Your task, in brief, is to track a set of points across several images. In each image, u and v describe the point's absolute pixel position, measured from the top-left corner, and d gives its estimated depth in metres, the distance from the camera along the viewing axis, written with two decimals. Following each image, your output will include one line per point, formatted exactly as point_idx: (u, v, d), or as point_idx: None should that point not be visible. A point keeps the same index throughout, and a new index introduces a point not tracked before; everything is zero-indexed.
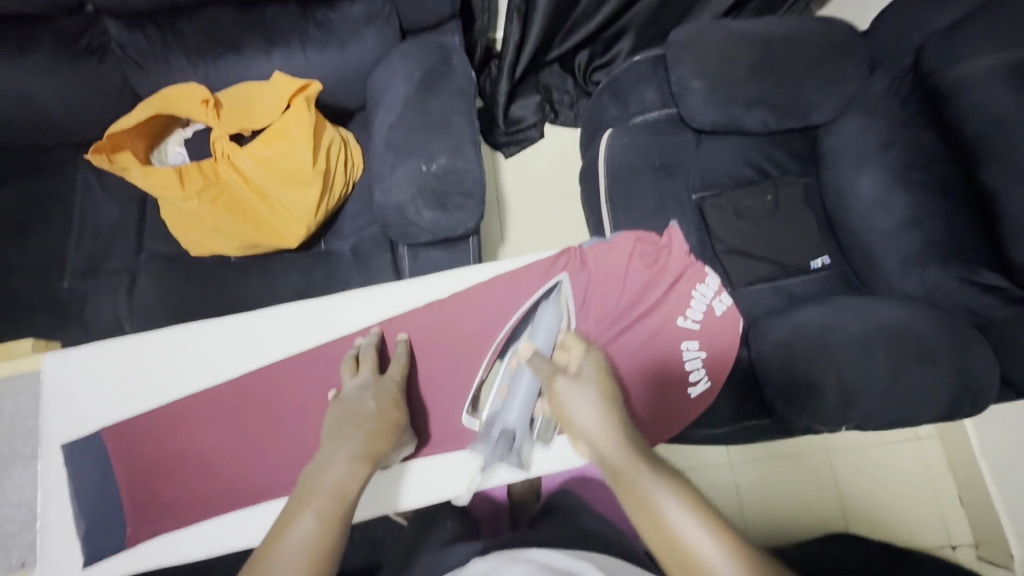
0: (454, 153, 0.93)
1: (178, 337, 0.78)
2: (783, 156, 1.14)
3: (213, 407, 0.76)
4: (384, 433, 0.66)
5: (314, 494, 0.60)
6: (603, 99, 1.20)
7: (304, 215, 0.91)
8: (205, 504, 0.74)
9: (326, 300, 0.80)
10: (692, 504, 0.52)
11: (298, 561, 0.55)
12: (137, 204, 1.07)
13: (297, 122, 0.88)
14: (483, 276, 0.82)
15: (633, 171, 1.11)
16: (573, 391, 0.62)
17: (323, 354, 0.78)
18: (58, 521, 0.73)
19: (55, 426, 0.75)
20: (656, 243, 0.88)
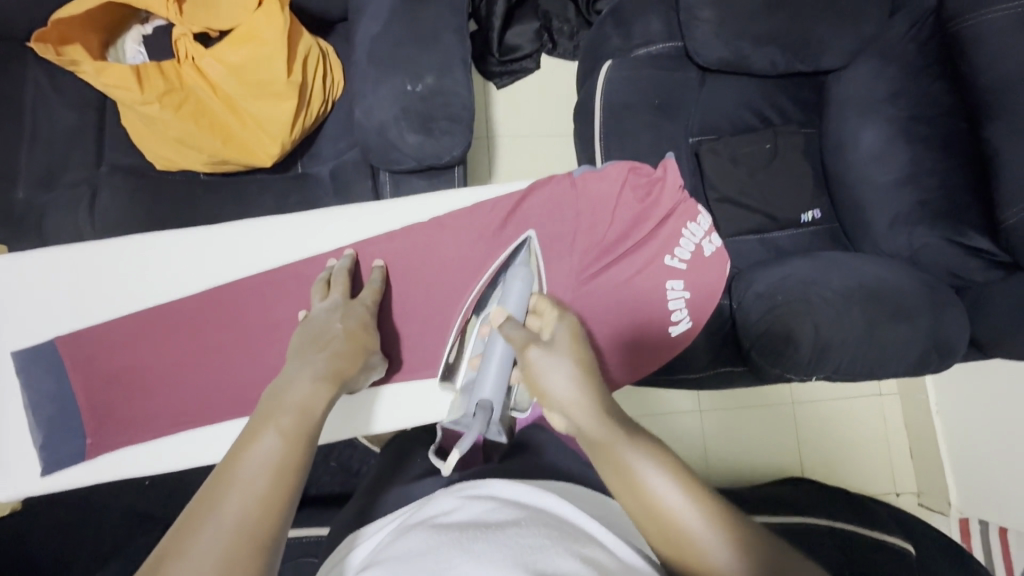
0: (442, 73, 0.87)
1: (144, 246, 0.75)
2: (786, 103, 1.10)
3: (178, 320, 0.75)
4: (351, 354, 0.64)
5: (276, 412, 0.53)
6: (605, 27, 1.12)
7: (277, 132, 0.85)
8: (171, 416, 0.74)
9: (300, 218, 0.78)
10: (675, 475, 0.48)
11: (259, 474, 0.46)
12: (97, 109, 0.99)
13: (270, 24, 0.80)
14: (469, 200, 0.80)
15: (631, 109, 1.06)
16: (550, 357, 0.57)
17: (295, 272, 0.76)
18: (17, 428, 0.72)
19: (9, 334, 0.73)
20: (650, 175, 0.84)
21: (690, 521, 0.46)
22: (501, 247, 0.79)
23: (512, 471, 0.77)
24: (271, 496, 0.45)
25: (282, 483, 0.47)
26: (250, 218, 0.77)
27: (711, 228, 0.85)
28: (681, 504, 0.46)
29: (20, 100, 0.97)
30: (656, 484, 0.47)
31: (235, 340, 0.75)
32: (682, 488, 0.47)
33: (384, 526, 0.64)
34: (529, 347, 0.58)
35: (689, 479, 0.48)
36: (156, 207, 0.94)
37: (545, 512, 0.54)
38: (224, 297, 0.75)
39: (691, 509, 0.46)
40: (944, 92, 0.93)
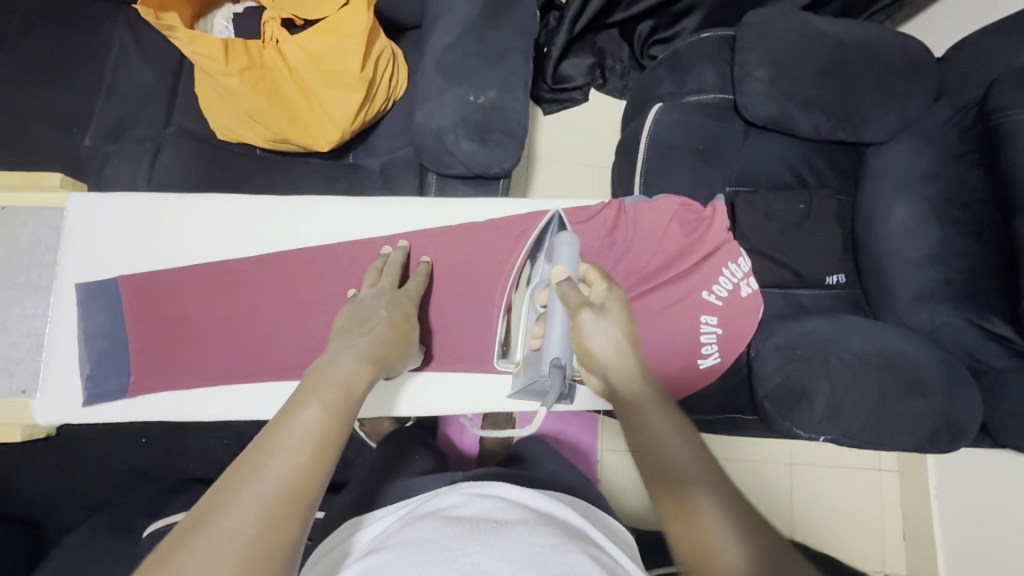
0: (504, 89, 0.91)
1: (205, 206, 0.78)
2: (824, 167, 1.14)
3: (232, 278, 0.77)
4: (394, 341, 0.65)
5: (321, 385, 0.54)
6: (659, 72, 1.18)
7: (341, 120, 0.89)
8: (208, 368, 0.76)
9: (351, 203, 0.81)
10: (730, 510, 0.46)
11: (302, 444, 0.47)
12: (173, 75, 1.04)
13: (354, 20, 0.84)
14: (520, 209, 0.83)
15: (674, 151, 1.10)
16: (598, 321, 0.60)
17: (341, 253, 0.79)
18: (63, 357, 0.74)
19: (72, 266, 0.75)
20: (699, 213, 0.87)
21: (724, 547, 0.44)
22: None
23: (516, 478, 0.78)
24: (315, 464, 0.46)
25: (324, 453, 0.47)
26: (303, 196, 0.80)
27: (750, 271, 0.87)
28: (721, 530, 0.45)
29: (105, 56, 1.03)
30: (721, 536, 0.45)
31: (277, 308, 0.78)
32: (748, 546, 0.44)
33: (393, 512, 0.64)
34: (581, 312, 0.61)
35: (717, 480, 0.49)
36: (212, 174, 0.98)
37: (551, 514, 0.55)
38: (279, 264, 0.78)
39: (731, 537, 0.44)
40: (981, 178, 0.94)
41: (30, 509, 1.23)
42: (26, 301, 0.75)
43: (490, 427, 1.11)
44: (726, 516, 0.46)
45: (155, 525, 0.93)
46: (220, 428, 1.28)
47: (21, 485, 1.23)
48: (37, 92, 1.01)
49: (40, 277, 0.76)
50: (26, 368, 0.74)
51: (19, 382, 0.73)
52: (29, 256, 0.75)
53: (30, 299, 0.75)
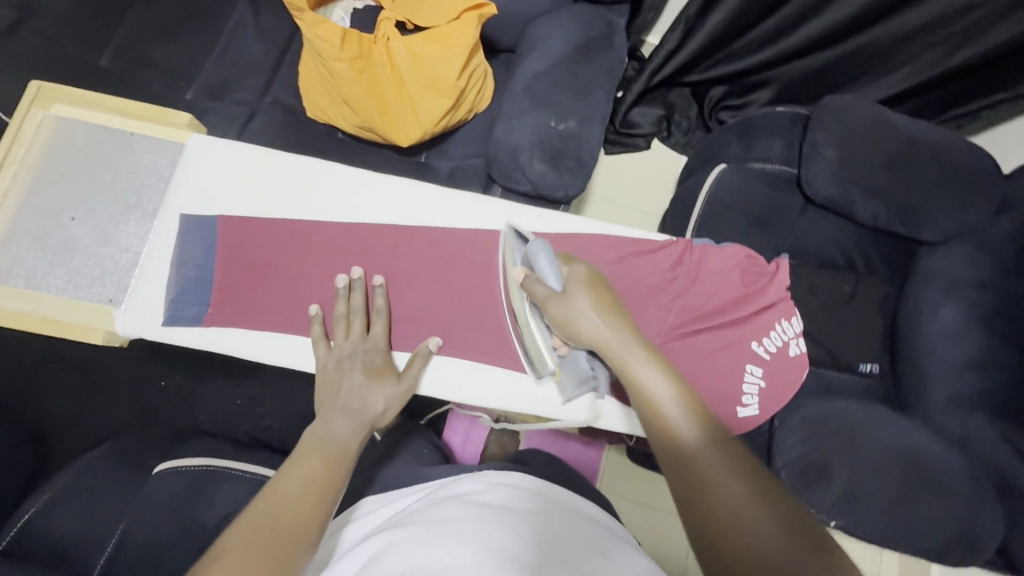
0: (583, 121, 0.97)
1: (299, 165, 0.80)
2: (875, 257, 1.15)
3: (304, 234, 0.78)
4: (374, 395, 0.71)
5: (320, 443, 0.65)
6: (727, 135, 1.23)
7: (427, 120, 0.94)
8: (277, 314, 0.76)
9: (427, 189, 0.82)
10: (757, 497, 0.49)
11: (300, 493, 0.59)
12: (279, 51, 1.12)
13: (462, 33, 0.90)
14: (586, 226, 0.84)
15: (729, 211, 1.13)
16: (568, 302, 0.62)
17: (409, 236, 0.79)
18: (153, 279, 0.75)
19: (178, 197, 0.78)
20: (762, 267, 0.85)
21: (754, 532, 0.47)
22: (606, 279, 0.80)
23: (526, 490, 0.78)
24: (312, 507, 0.58)
25: (321, 499, 0.59)
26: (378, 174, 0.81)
27: (800, 332, 0.84)
28: (750, 517, 0.48)
29: (224, 24, 1.13)
30: (751, 520, 0.48)
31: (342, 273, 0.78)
32: (775, 521, 0.48)
33: (391, 501, 0.65)
34: (549, 300, 0.64)
35: (743, 467, 0.51)
36: (296, 147, 1.05)
37: (573, 509, 0.56)
38: (353, 234, 0.78)
39: (759, 523, 0.48)
40: None
41: (41, 427, 1.26)
42: (131, 224, 0.80)
43: (494, 443, 1.13)
44: (753, 500, 0.49)
45: (163, 464, 0.94)
46: (236, 387, 1.32)
47: (42, 399, 1.28)
48: (157, 43, 1.10)
49: (150, 203, 0.81)
50: (116, 280, 0.78)
51: (109, 291, 0.77)
52: (142, 183, 0.81)
53: (135, 222, 0.80)
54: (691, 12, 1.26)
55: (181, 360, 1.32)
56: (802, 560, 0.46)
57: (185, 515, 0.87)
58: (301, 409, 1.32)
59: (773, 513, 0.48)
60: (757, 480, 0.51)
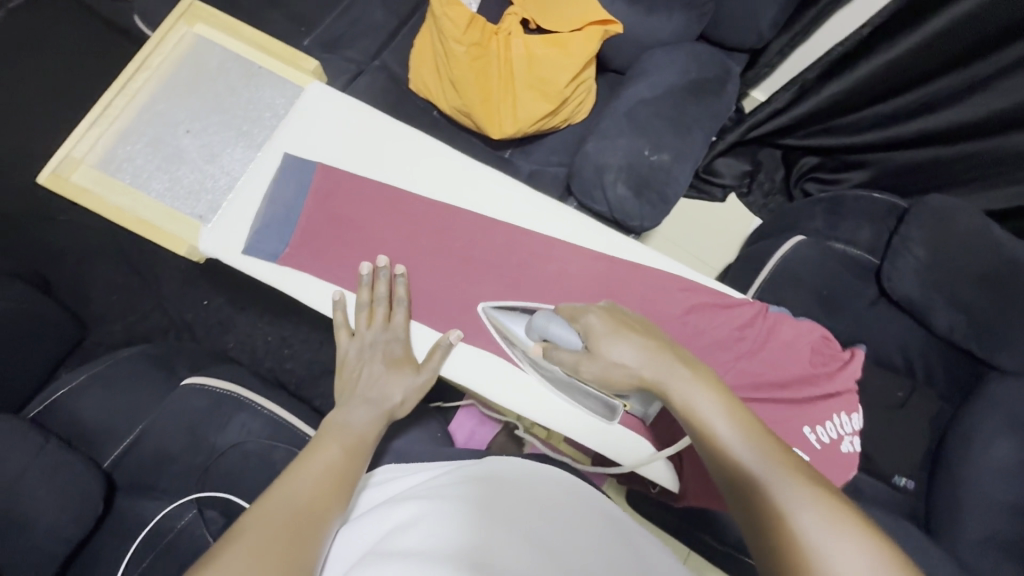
0: (677, 157, 0.96)
1: (399, 133, 0.82)
2: (938, 370, 1.08)
3: (385, 199, 0.79)
4: (392, 386, 0.71)
5: (340, 432, 0.68)
6: (815, 208, 1.19)
7: (524, 119, 0.95)
8: (343, 268, 0.77)
9: (512, 185, 0.81)
10: (822, 507, 0.46)
11: (320, 478, 0.62)
12: (397, 19, 1.15)
13: (583, 45, 0.90)
14: (658, 262, 0.78)
15: (794, 284, 1.10)
16: (601, 360, 0.63)
17: (482, 225, 0.79)
18: (243, 207, 0.77)
19: (286, 137, 0.80)
20: (834, 353, 0.76)
21: (823, 542, 0.45)
22: (665, 321, 0.75)
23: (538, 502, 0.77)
24: (329, 495, 0.61)
25: (336, 489, 0.62)
26: (468, 157, 0.82)
27: (858, 430, 0.73)
28: (818, 527, 0.45)
29: None
30: (802, 521, 0.46)
31: (419, 245, 0.79)
32: (829, 522, 0.45)
33: (407, 472, 0.70)
34: (580, 364, 0.66)
35: (805, 477, 0.49)
36: (392, 114, 1.08)
37: (591, 514, 0.60)
38: (431, 212, 0.79)
39: (829, 533, 0.45)
40: None
41: (88, 312, 1.34)
42: (238, 151, 0.83)
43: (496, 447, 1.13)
44: (829, 528, 0.45)
45: (192, 377, 0.96)
46: (269, 324, 1.37)
47: (97, 290, 1.36)
48: None
49: (259, 135, 0.84)
50: (210, 199, 0.81)
51: (201, 208, 0.80)
52: (253, 113, 0.84)
53: (242, 149, 0.83)
54: (809, 77, 1.24)
55: (227, 285, 1.38)
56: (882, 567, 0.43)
57: (200, 435, 0.91)
58: (323, 361, 1.35)
59: (825, 514, 0.46)
60: (809, 482, 0.48)
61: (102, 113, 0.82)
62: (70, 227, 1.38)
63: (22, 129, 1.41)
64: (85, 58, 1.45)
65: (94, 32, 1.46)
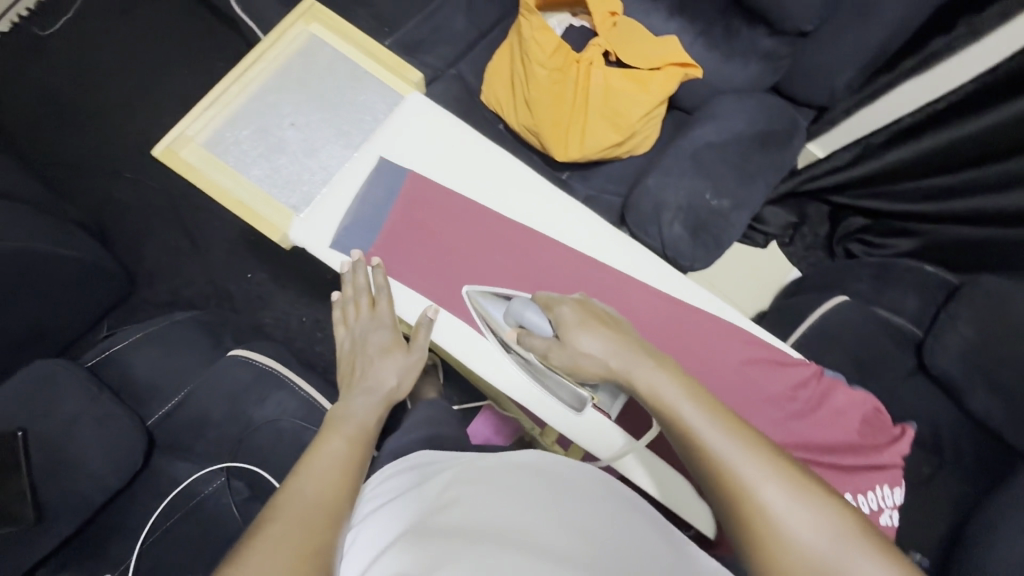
0: (736, 204, 0.98)
1: (489, 151, 0.85)
2: (967, 450, 1.06)
3: (466, 213, 0.83)
4: (380, 370, 0.76)
5: (342, 424, 0.71)
6: (861, 270, 1.20)
7: (591, 147, 0.98)
8: (419, 273, 0.81)
9: (588, 215, 0.83)
10: (781, 479, 0.51)
11: (331, 467, 0.64)
12: (476, 32, 1.19)
13: (662, 84, 0.93)
14: (722, 311, 0.79)
15: (831, 343, 1.10)
16: (569, 349, 0.66)
17: (556, 250, 0.81)
18: (334, 202, 0.81)
19: (382, 141, 0.84)
20: (886, 427, 0.75)
21: (779, 511, 0.50)
22: (722, 367, 0.76)
23: None
24: (344, 481, 0.63)
25: (348, 474, 0.65)
26: (548, 182, 0.85)
27: (899, 506, 0.71)
28: (777, 498, 0.50)
29: None
30: (764, 493, 0.51)
31: (491, 260, 0.81)
32: (788, 493, 0.50)
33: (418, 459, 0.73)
34: (550, 351, 0.69)
35: (764, 451, 0.53)
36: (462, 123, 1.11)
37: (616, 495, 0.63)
38: (508, 230, 0.82)
39: (787, 500, 0.50)
40: None
41: (140, 270, 1.40)
42: (335, 150, 0.87)
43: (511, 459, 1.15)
44: (785, 498, 0.50)
45: (237, 350, 0.99)
46: (306, 306, 1.40)
47: (150, 250, 1.42)
48: None
49: (358, 137, 0.88)
50: (304, 191, 0.84)
51: (295, 199, 0.84)
52: (352, 114, 0.89)
53: (339, 148, 0.87)
54: (873, 141, 1.27)
55: (272, 262, 1.42)
56: (835, 528, 0.49)
57: (240, 407, 0.94)
58: None
59: (785, 486, 0.51)
60: (774, 457, 0.52)
61: (214, 102, 0.86)
62: (135, 186, 1.45)
63: (108, 89, 1.49)
64: (173, 29, 1.52)
65: (185, 6, 1.54)
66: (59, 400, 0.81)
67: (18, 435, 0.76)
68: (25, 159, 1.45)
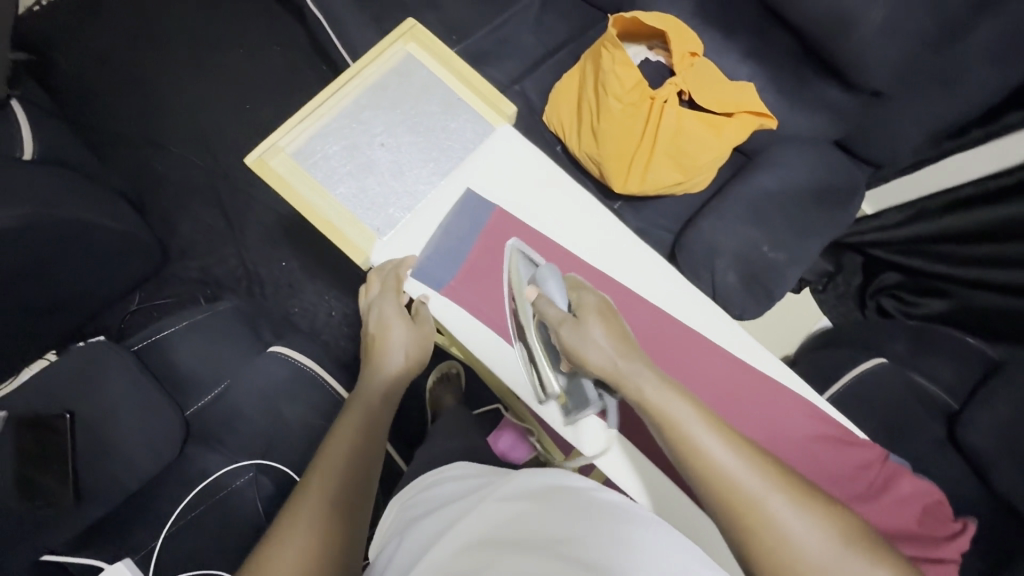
0: (792, 259, 0.97)
1: (574, 195, 0.86)
2: None
3: (544, 252, 0.83)
4: (382, 348, 0.78)
5: (352, 413, 0.74)
6: (900, 331, 1.20)
7: (651, 182, 0.98)
8: (492, 308, 0.81)
9: (666, 267, 0.83)
10: (784, 490, 0.53)
11: (337, 465, 0.68)
12: (544, 50, 1.18)
13: (734, 131, 0.93)
14: (789, 380, 0.79)
15: (864, 403, 1.09)
16: (579, 331, 0.64)
17: (634, 300, 0.80)
18: (419, 229, 0.84)
19: (474, 174, 0.86)
20: (945, 521, 0.74)
21: (784, 522, 0.51)
22: (783, 435, 0.77)
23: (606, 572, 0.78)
24: (348, 476, 0.67)
25: (352, 471, 0.68)
26: (627, 228, 0.84)
27: None
28: (784, 510, 0.52)
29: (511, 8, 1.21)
30: (769, 506, 0.52)
31: None
32: (792, 505, 0.52)
33: (435, 492, 0.70)
34: (562, 327, 0.66)
35: (761, 460, 0.55)
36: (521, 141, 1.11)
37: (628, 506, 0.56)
38: (587, 273, 0.81)
39: (791, 512, 0.52)
40: None
41: (175, 244, 1.40)
42: (427, 172, 0.85)
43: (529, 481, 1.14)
44: (787, 511, 0.52)
45: (275, 346, 0.98)
46: (335, 300, 1.39)
47: (185, 226, 1.41)
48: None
49: (448, 163, 0.86)
50: (390, 214, 0.83)
51: (380, 221, 0.83)
52: (441, 136, 0.87)
53: (428, 171, 0.85)
54: (929, 206, 1.28)
55: (306, 252, 1.41)
56: (831, 541, 0.51)
57: (276, 405, 0.94)
58: None
59: (789, 499, 0.52)
60: (768, 468, 0.54)
61: (308, 114, 0.84)
62: (178, 159, 1.44)
63: (162, 59, 1.49)
64: (234, 8, 1.52)
65: None
66: (104, 385, 0.84)
67: (65, 417, 0.80)
68: (71, 120, 1.44)
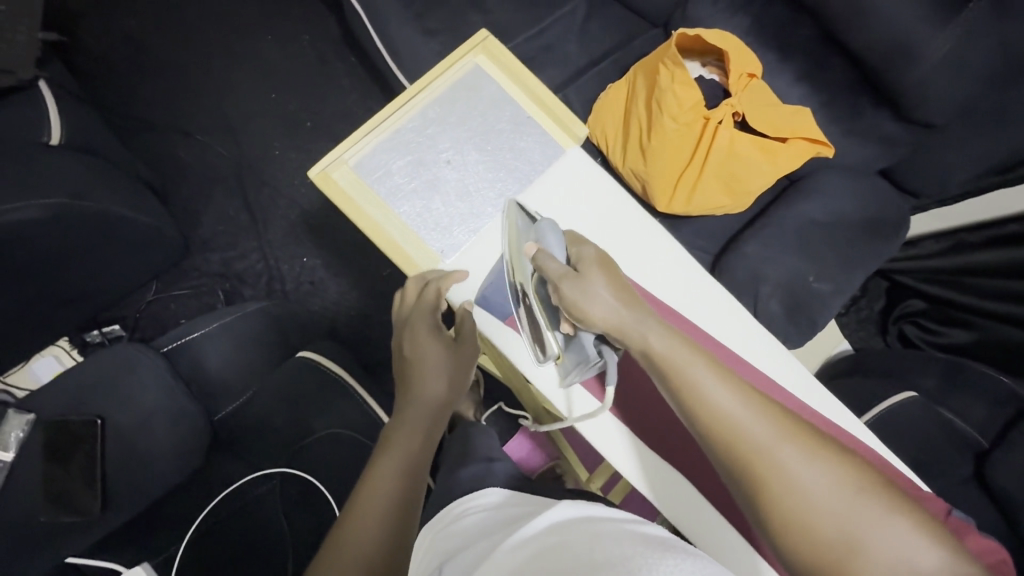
0: (837, 290, 0.96)
1: (644, 222, 0.83)
2: None
3: None
4: (422, 364, 0.77)
5: (393, 452, 0.71)
6: (929, 364, 1.18)
7: (697, 204, 0.96)
8: None
9: (733, 303, 0.81)
10: (794, 436, 0.52)
11: (381, 513, 0.64)
12: (590, 60, 1.15)
13: (789, 156, 0.91)
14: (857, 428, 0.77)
15: (894, 436, 1.07)
16: (580, 285, 0.61)
17: (704, 335, 0.78)
18: (483, 250, 0.81)
19: (542, 196, 0.84)
20: None
21: (792, 467, 0.50)
22: None
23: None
24: (390, 531, 0.63)
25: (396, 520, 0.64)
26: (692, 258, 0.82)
27: None
28: (793, 457, 0.50)
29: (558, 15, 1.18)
30: (779, 453, 0.51)
31: None
32: (803, 451, 0.51)
33: (460, 530, 0.57)
34: (563, 282, 0.62)
35: (768, 403, 0.54)
36: None
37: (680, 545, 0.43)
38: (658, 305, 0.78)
39: (801, 457, 0.51)
40: None
41: (196, 235, 1.37)
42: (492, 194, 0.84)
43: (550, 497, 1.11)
44: (796, 454, 0.51)
45: (304, 351, 0.96)
46: (357, 300, 1.36)
47: (206, 216, 1.38)
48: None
49: (513, 184, 0.85)
50: (454, 237, 0.82)
51: (444, 243, 0.82)
52: (506, 157, 0.86)
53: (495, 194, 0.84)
54: (969, 239, 1.26)
55: (328, 249, 1.38)
56: (845, 489, 0.49)
57: (302, 413, 0.91)
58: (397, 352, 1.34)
59: (800, 445, 0.51)
60: (776, 416, 0.53)
61: (365, 134, 0.84)
62: (200, 147, 1.40)
63: (189, 42, 1.44)
64: None
65: None
66: (133, 389, 0.83)
67: (97, 423, 0.80)
68: (93, 101, 1.40)
